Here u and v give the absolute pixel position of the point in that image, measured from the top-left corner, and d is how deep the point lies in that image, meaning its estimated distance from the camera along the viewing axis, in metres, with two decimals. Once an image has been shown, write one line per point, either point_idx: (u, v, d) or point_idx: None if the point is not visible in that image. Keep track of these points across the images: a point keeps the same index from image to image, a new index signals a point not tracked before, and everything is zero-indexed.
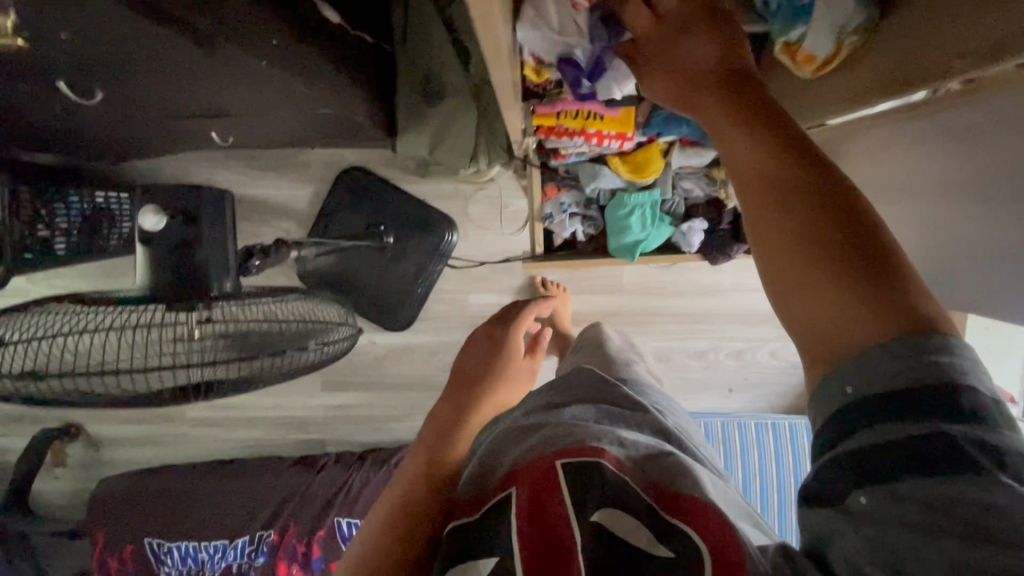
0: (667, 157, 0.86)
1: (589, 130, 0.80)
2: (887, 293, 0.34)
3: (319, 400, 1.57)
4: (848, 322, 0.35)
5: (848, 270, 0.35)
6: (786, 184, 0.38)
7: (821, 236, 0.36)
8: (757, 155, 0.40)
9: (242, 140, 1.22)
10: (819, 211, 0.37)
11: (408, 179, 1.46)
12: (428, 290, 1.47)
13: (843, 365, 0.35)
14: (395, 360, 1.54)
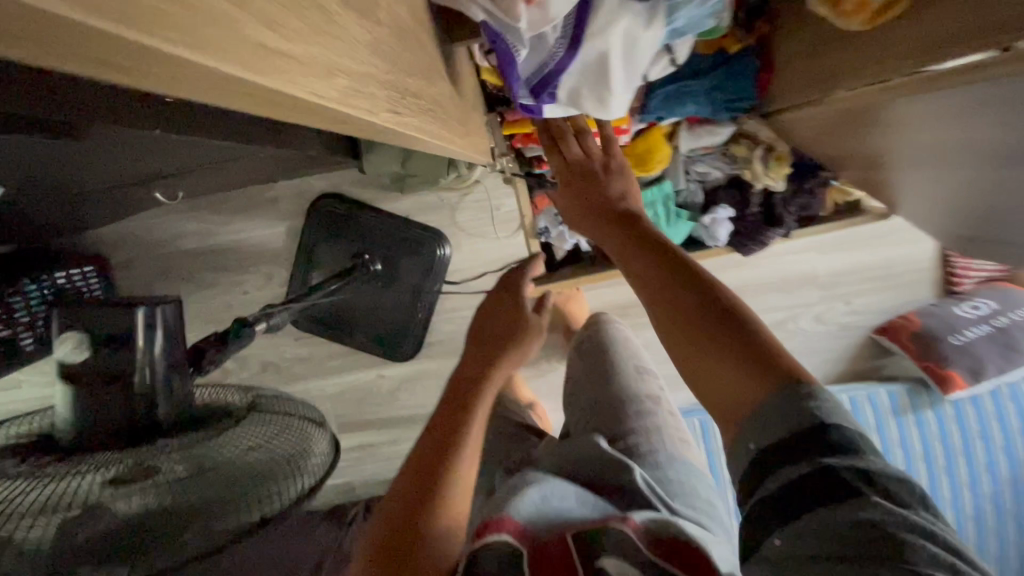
0: (674, 141, 0.73)
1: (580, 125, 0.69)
2: (760, 360, 0.47)
3: (339, 443, 1.48)
4: (736, 381, 0.48)
5: (714, 340, 0.49)
6: (674, 295, 0.52)
7: (689, 323, 0.50)
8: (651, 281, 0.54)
9: (194, 192, 1.09)
10: (718, 337, 0.49)
11: (386, 197, 1.32)
12: (430, 313, 1.34)
13: (743, 421, 0.47)
14: (410, 391, 1.44)
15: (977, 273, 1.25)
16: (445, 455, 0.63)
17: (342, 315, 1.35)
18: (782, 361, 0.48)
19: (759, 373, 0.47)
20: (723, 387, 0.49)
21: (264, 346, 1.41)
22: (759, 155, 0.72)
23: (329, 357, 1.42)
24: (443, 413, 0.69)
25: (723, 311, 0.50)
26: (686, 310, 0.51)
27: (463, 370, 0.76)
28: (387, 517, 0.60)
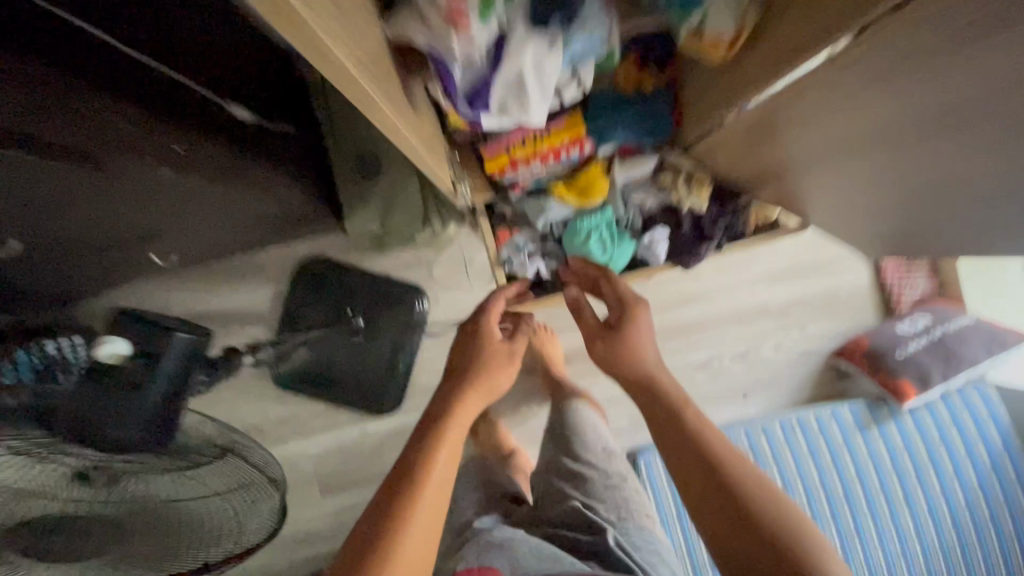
0: (609, 174, 0.84)
1: (542, 150, 0.77)
2: (760, 531, 0.61)
3: (320, 508, 1.44)
4: (743, 543, 0.61)
5: (734, 520, 0.62)
6: (695, 471, 0.66)
7: (708, 496, 0.65)
8: (676, 466, 0.68)
9: (188, 256, 1.18)
10: (717, 497, 0.64)
11: (368, 257, 1.42)
12: (410, 364, 1.40)
13: (744, 572, 0.60)
14: (393, 447, 1.44)
15: (910, 295, 1.37)
16: (408, 488, 0.65)
17: (326, 371, 1.40)
18: (781, 541, 0.60)
19: (771, 555, 0.59)
20: (731, 535, 0.62)
21: (247, 409, 1.43)
22: (684, 180, 0.84)
23: (311, 416, 1.43)
24: (413, 454, 0.69)
25: (731, 489, 0.64)
26: (694, 472, 0.66)
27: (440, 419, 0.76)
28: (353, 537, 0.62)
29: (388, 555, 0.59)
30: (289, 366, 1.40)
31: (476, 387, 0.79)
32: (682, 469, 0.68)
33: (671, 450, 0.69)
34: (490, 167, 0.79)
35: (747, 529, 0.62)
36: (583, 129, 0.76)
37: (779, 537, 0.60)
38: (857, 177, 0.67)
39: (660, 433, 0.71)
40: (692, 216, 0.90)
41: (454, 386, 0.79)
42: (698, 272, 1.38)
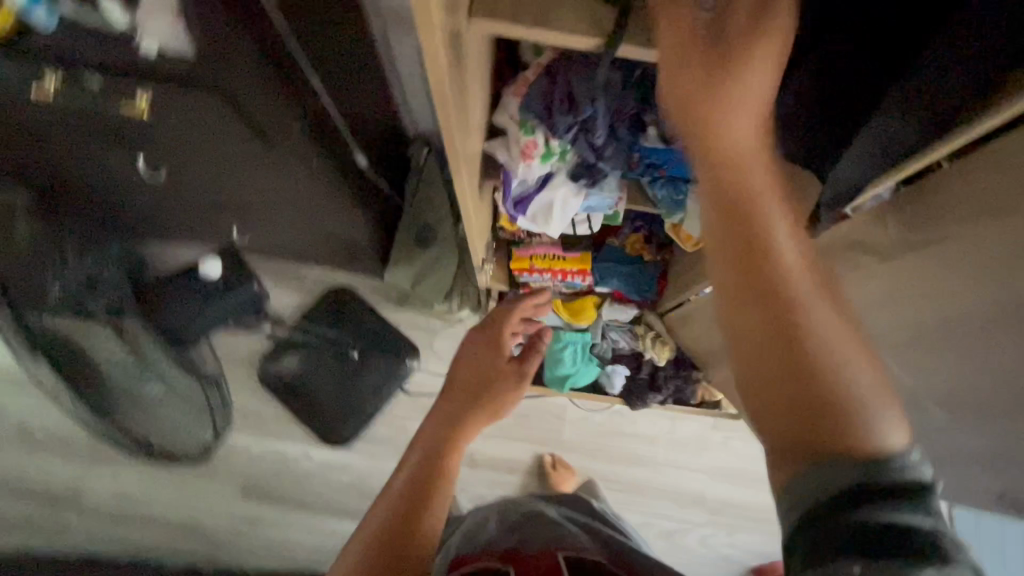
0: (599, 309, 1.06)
1: (556, 268, 1.00)
2: (825, 428, 0.39)
3: (230, 507, 1.47)
4: (803, 422, 0.40)
5: (783, 382, 0.40)
6: (767, 305, 0.41)
7: (790, 438, 0.41)
8: (724, 254, 0.43)
9: (255, 242, 1.42)
10: (774, 387, 0.40)
11: (387, 307, 1.62)
12: (377, 409, 1.52)
13: (810, 463, 0.39)
14: (323, 479, 1.50)
15: None
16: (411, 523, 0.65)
17: (304, 385, 1.53)
18: (855, 442, 0.39)
19: (830, 434, 0.39)
20: (781, 417, 0.41)
21: None
22: (651, 334, 1.06)
23: (270, 419, 1.53)
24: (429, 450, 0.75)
25: (799, 340, 0.40)
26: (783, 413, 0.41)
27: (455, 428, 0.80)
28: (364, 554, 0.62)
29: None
30: (275, 366, 1.53)
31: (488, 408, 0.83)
32: (740, 257, 0.42)
33: (726, 272, 0.43)
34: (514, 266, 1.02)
35: (796, 402, 0.40)
36: (589, 266, 1.00)
37: (854, 433, 0.39)
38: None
39: (747, 222, 0.42)
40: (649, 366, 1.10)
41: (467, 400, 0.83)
42: (653, 438, 1.51)
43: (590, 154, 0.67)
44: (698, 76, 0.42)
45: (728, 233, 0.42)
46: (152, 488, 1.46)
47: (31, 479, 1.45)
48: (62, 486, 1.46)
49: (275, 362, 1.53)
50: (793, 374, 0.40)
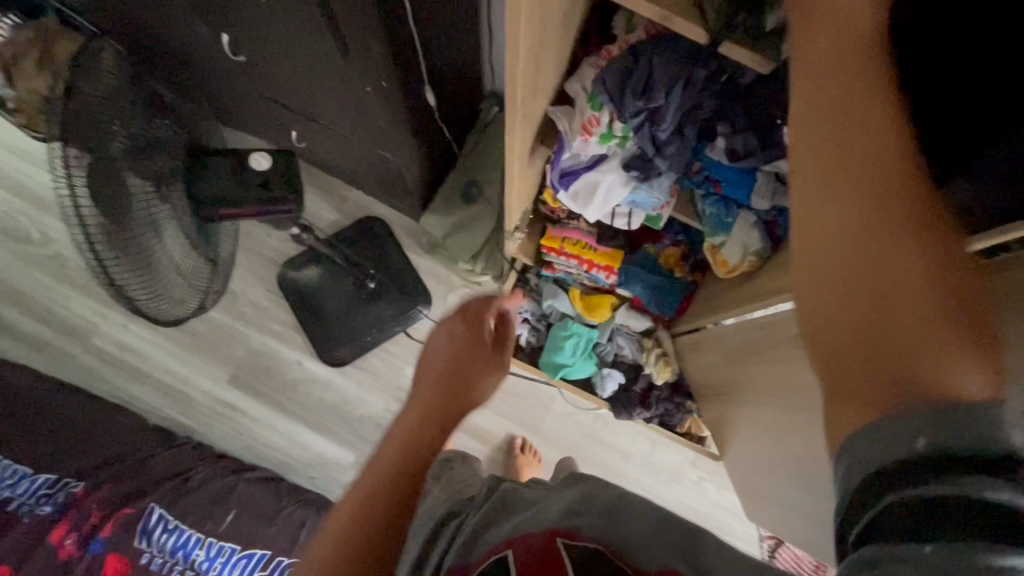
0: (614, 310, 1.05)
1: (584, 257, 0.99)
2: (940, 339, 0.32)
3: (217, 389, 1.53)
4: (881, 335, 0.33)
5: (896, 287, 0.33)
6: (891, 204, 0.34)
7: (900, 401, 0.31)
8: (859, 138, 0.36)
9: (310, 149, 1.44)
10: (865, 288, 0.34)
11: (414, 249, 1.63)
12: (376, 342, 1.55)
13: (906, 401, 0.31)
14: (308, 391, 1.55)
15: None
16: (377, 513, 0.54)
17: (316, 299, 1.56)
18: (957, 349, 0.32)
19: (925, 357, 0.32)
20: (858, 329, 0.33)
21: (239, 277, 1.58)
22: (658, 351, 1.04)
23: (276, 320, 1.57)
24: (418, 422, 0.65)
25: (915, 240, 0.34)
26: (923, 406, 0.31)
27: (435, 418, 0.65)
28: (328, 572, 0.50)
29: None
30: (294, 272, 1.56)
31: (477, 394, 0.73)
32: (850, 154, 0.36)
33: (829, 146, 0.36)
34: (544, 242, 1.00)
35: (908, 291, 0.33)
36: (617, 265, 0.98)
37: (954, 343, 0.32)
38: (760, 433, 0.85)
39: (872, 117, 0.36)
40: (646, 382, 1.08)
41: (458, 366, 0.72)
42: (630, 454, 1.49)
43: (650, 147, 0.65)
44: (846, 42, 0.38)
45: (868, 113, 0.36)
46: (153, 348, 1.53)
47: (53, 305, 1.53)
48: (77, 320, 1.54)
49: (296, 269, 1.57)
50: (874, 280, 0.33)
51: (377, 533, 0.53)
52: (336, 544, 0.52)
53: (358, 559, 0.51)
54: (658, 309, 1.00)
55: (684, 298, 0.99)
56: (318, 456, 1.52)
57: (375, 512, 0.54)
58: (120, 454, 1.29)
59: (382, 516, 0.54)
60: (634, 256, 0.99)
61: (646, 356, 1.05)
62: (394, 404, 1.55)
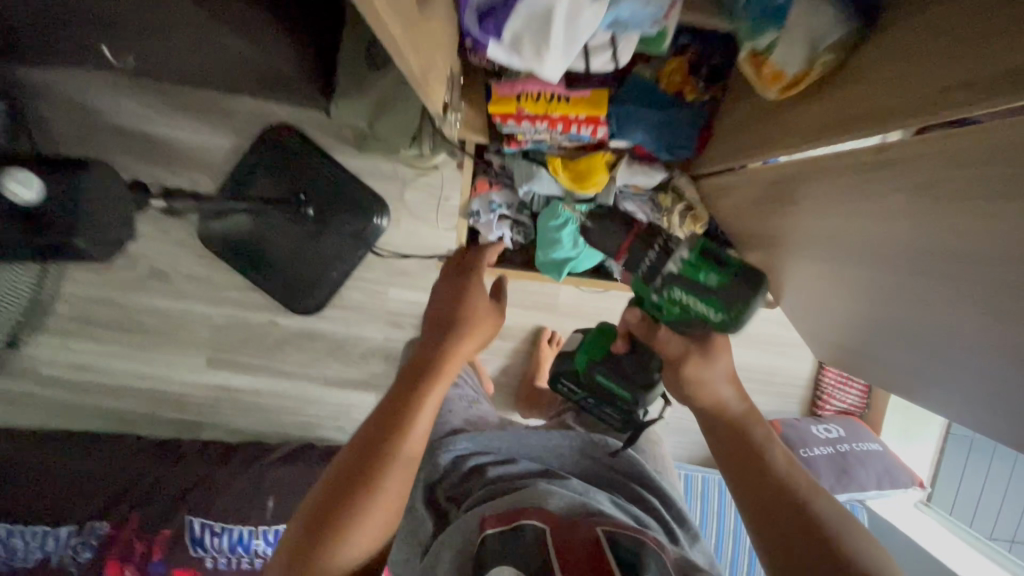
0: (612, 171, 0.78)
1: (554, 115, 0.69)
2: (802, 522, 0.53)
3: (198, 377, 1.37)
4: (790, 518, 0.53)
5: (782, 521, 0.53)
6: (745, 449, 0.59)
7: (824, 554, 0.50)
8: (711, 397, 0.62)
9: (143, 62, 1.03)
10: (773, 518, 0.54)
11: (343, 150, 1.29)
12: (345, 275, 1.32)
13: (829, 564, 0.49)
14: (295, 348, 1.37)
15: (841, 403, 1.39)
16: (378, 454, 0.54)
17: (258, 248, 1.31)
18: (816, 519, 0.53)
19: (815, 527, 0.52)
20: (791, 525, 0.53)
21: (162, 254, 1.31)
22: (680, 209, 0.80)
23: (224, 285, 1.34)
24: (373, 435, 0.55)
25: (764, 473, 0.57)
26: (803, 545, 0.51)
27: (402, 405, 0.56)
28: (323, 487, 0.54)
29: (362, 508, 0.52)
30: (219, 228, 1.30)
31: (474, 320, 0.61)
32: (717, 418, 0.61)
33: (707, 378, 0.62)
34: (495, 109, 0.70)
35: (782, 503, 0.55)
36: (605, 111, 0.70)
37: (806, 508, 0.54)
38: (811, 289, 0.67)
39: (704, 373, 0.62)
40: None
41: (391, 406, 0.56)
42: None
43: None
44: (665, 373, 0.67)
45: (704, 388, 0.62)
46: (108, 356, 1.34)
47: None
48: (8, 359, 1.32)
49: (219, 222, 1.29)
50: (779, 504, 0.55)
51: (371, 459, 0.53)
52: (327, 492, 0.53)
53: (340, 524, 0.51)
54: (670, 152, 0.75)
55: (701, 125, 0.73)
56: (338, 407, 1.39)
57: (352, 468, 0.53)
58: (127, 485, 1.19)
59: (361, 496, 0.52)
60: (625, 86, 0.69)
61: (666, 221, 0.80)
62: (393, 332, 1.37)
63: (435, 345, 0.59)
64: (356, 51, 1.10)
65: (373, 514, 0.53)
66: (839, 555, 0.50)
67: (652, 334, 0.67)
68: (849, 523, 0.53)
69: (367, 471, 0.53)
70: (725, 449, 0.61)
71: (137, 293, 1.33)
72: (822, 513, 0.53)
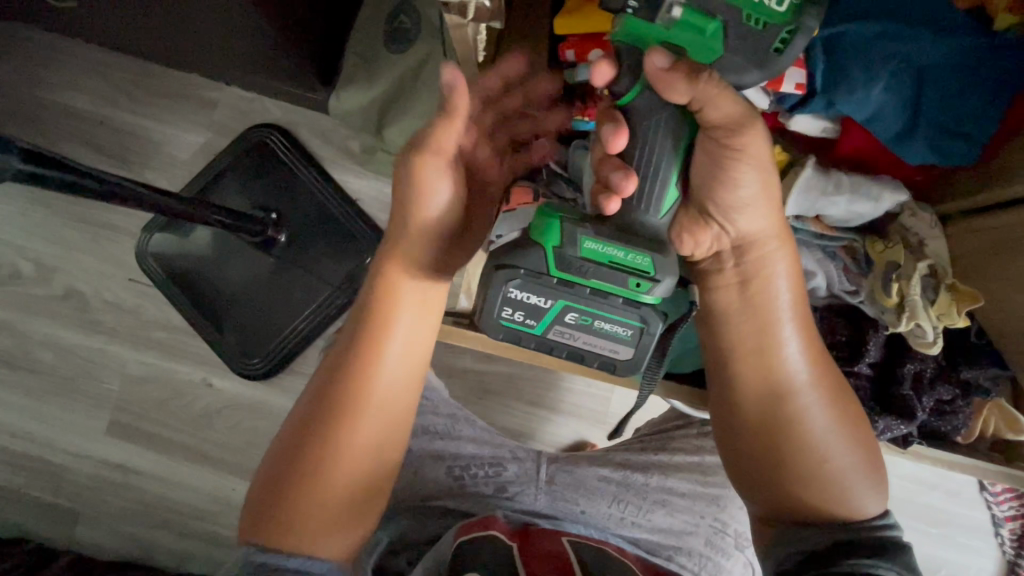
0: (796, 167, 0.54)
1: None
2: (782, 427, 0.50)
3: (92, 448, 0.98)
4: (761, 401, 0.51)
5: (757, 409, 0.51)
6: (745, 345, 0.50)
7: (794, 459, 0.50)
8: (775, 287, 0.48)
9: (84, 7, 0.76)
10: (750, 407, 0.51)
11: (342, 165, 0.96)
12: (311, 330, 0.95)
13: (798, 465, 0.50)
14: (225, 423, 0.97)
15: None
16: (330, 413, 0.51)
17: (210, 276, 0.97)
18: (796, 425, 0.50)
19: (782, 426, 0.50)
20: (758, 410, 0.51)
21: (86, 271, 0.98)
22: (922, 270, 0.52)
23: (153, 324, 0.98)
24: (324, 393, 0.52)
25: (762, 380, 0.50)
26: (755, 411, 0.51)
27: (361, 350, 0.52)
28: (273, 454, 0.52)
29: (316, 482, 0.49)
30: (167, 244, 0.96)
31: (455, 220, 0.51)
32: (751, 319, 0.49)
33: (769, 264, 0.48)
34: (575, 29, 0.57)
35: (762, 403, 0.51)
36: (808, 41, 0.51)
37: (789, 417, 0.50)
38: None
39: (774, 262, 0.48)
40: (881, 351, 0.55)
41: (334, 373, 0.52)
42: None
43: None
44: (727, 282, 0.49)
45: (766, 276, 0.48)
46: None
47: None
48: None
49: (170, 234, 0.96)
50: (763, 401, 0.51)
51: (332, 422, 0.51)
52: (284, 456, 0.51)
53: (296, 486, 0.49)
54: (932, 129, 0.50)
55: (1001, 78, 0.49)
56: None
57: (297, 431, 0.51)
58: None
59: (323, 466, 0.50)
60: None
61: (897, 287, 0.52)
62: None
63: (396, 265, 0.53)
64: (373, 26, 0.81)
65: (335, 486, 0.50)
66: (789, 422, 0.50)
67: (699, 77, 0.40)
68: (821, 397, 0.50)
69: (322, 434, 0.51)
70: (746, 316, 0.49)
71: (41, 320, 0.99)
72: (797, 386, 0.50)
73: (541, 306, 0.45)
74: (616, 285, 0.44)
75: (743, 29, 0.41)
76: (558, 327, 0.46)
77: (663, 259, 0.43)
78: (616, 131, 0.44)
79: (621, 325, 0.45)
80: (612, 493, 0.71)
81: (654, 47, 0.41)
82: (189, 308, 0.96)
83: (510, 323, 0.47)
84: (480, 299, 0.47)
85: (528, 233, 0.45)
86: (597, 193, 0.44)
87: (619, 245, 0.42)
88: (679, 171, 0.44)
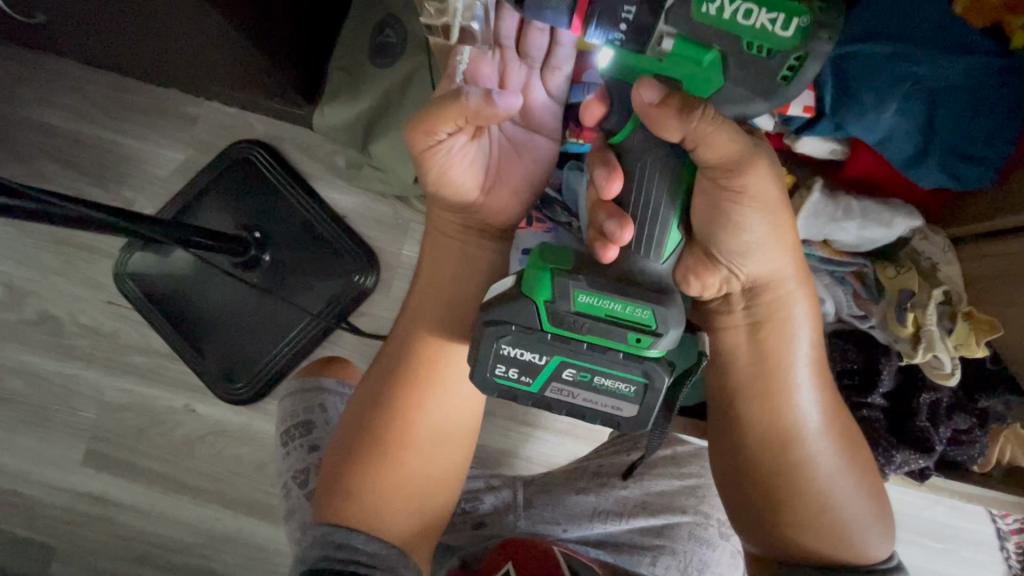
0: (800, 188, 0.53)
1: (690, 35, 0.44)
2: (793, 470, 0.49)
3: (67, 479, 0.94)
4: (772, 444, 0.49)
5: (766, 452, 0.49)
6: (757, 386, 0.49)
7: (803, 504, 0.49)
8: (790, 328, 0.47)
9: (57, 22, 0.73)
10: (757, 449, 0.50)
11: (328, 182, 0.93)
12: (297, 352, 0.92)
13: (808, 509, 0.49)
14: (209, 450, 0.93)
15: None
16: (389, 433, 0.53)
17: (189, 298, 0.93)
18: (805, 470, 0.49)
19: (791, 470, 0.49)
20: (767, 454, 0.49)
21: (60, 294, 0.94)
22: (938, 298, 0.51)
23: (133, 348, 0.94)
24: (371, 419, 0.54)
25: (774, 422, 0.49)
26: (760, 452, 0.50)
27: (414, 382, 0.54)
28: (331, 470, 0.54)
29: (378, 497, 0.52)
30: (146, 264, 0.93)
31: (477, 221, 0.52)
32: (763, 359, 0.48)
33: (783, 306, 0.47)
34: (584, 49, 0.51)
35: (772, 446, 0.49)
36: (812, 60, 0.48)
37: (798, 460, 0.49)
38: None
39: (790, 301, 0.47)
40: (894, 380, 0.54)
41: (379, 409, 0.54)
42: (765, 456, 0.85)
43: None
44: (742, 319, 0.47)
45: (782, 317, 0.47)
46: None
47: None
48: None
49: (149, 255, 0.93)
50: (775, 445, 0.49)
51: (389, 443, 0.53)
52: (346, 467, 0.53)
53: (361, 502, 0.51)
54: (941, 153, 0.49)
55: (1009, 100, 0.47)
56: (251, 549, 0.93)
57: (350, 443, 0.54)
58: None
59: (389, 479, 0.52)
60: (872, 15, 0.49)
61: (911, 317, 0.51)
62: None
63: (438, 290, 0.54)
64: (358, 41, 0.78)
65: (394, 500, 0.52)
66: (798, 465, 0.49)
67: (692, 114, 0.38)
68: (832, 443, 0.49)
69: (381, 449, 0.53)
70: (759, 352, 0.48)
71: (12, 345, 0.95)
72: (808, 427, 0.49)
73: (535, 363, 0.40)
74: (616, 341, 0.39)
75: (745, 58, 0.37)
76: (556, 385, 0.41)
77: (666, 311, 0.39)
78: (609, 177, 0.42)
79: (623, 380, 0.40)
80: (591, 506, 0.68)
81: (643, 80, 0.39)
82: (168, 333, 0.92)
83: (505, 380, 0.42)
84: (470, 349, 0.42)
85: (519, 284, 0.41)
86: (591, 240, 0.42)
87: (617, 299, 0.39)
88: (679, 217, 0.43)
